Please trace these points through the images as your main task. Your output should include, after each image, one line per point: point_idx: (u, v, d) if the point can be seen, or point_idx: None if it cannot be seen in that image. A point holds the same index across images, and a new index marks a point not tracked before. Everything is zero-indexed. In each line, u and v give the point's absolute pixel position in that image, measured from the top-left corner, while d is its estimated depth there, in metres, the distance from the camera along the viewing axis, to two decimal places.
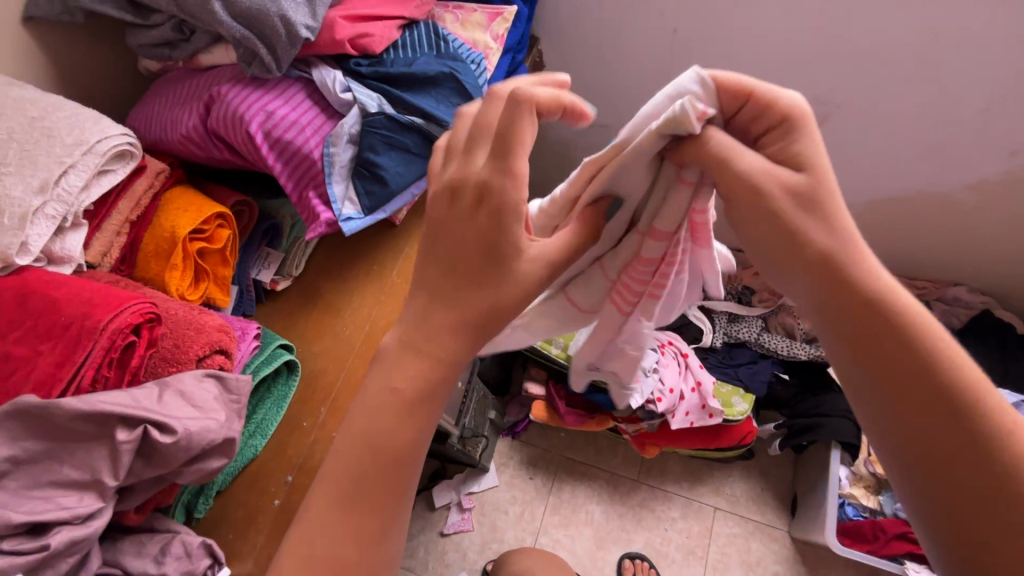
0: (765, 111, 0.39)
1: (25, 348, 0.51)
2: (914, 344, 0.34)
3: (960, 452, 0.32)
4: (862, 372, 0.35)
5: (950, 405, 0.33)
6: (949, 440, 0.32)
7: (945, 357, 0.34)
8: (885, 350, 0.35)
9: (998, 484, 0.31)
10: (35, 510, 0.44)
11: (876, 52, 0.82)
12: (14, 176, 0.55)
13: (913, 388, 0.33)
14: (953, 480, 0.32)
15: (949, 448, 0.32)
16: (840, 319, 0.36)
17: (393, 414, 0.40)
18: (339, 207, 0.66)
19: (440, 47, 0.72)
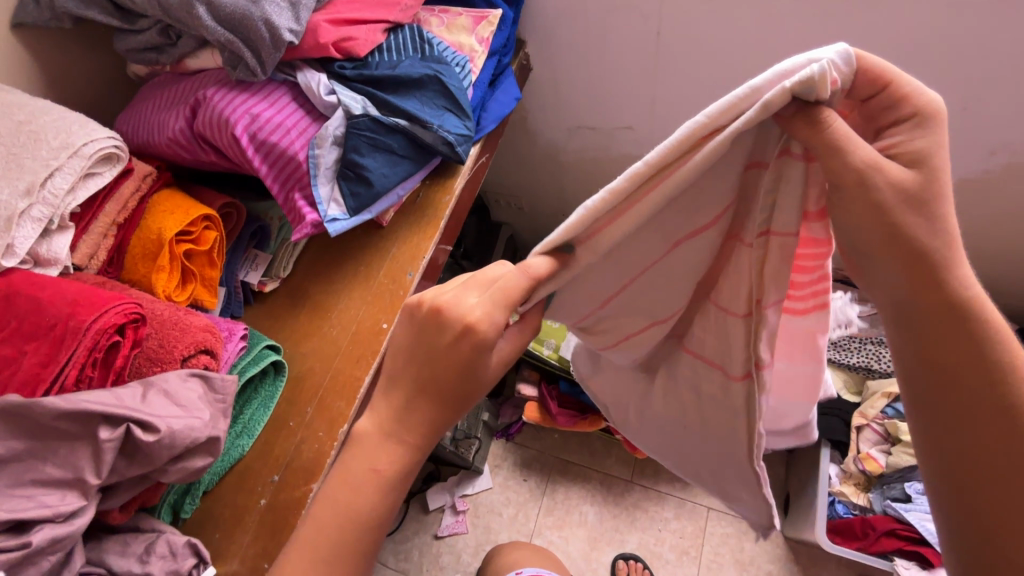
0: (900, 103, 0.39)
1: (10, 349, 0.52)
2: (982, 350, 0.38)
3: (996, 442, 0.37)
4: (924, 367, 0.40)
5: (1002, 403, 0.37)
6: (990, 433, 0.38)
7: (1007, 362, 0.38)
8: (955, 350, 0.39)
9: (1023, 472, 0.37)
10: (17, 508, 0.44)
11: (856, 53, 0.83)
12: (1, 179, 0.56)
13: (971, 385, 0.38)
14: (984, 464, 0.38)
15: (986, 440, 0.38)
16: (915, 317, 0.40)
17: (373, 491, 0.44)
18: (325, 208, 0.67)
19: (424, 50, 0.73)
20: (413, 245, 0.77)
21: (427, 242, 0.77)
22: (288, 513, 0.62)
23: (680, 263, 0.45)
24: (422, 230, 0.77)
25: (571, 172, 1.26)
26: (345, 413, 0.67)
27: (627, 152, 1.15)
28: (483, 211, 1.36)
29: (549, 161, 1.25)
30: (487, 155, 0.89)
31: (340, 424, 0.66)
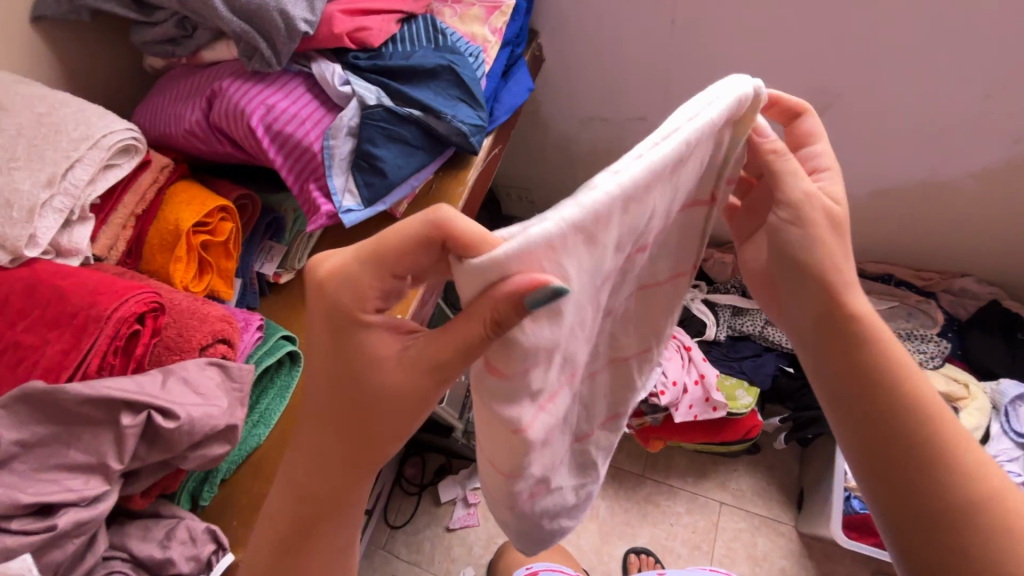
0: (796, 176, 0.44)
1: (34, 337, 0.53)
2: (878, 354, 0.45)
3: (897, 428, 0.44)
4: (843, 376, 0.46)
5: (900, 399, 0.44)
6: (892, 423, 0.44)
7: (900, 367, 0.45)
8: (861, 359, 0.45)
9: (920, 453, 0.43)
10: (42, 492, 0.45)
11: (877, 40, 0.82)
12: (23, 170, 0.56)
13: (876, 386, 0.45)
14: (895, 450, 0.44)
15: (890, 430, 0.44)
16: (834, 335, 0.47)
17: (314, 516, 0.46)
18: (339, 199, 0.67)
19: (438, 40, 0.73)
20: None
21: None
22: None
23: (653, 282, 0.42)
24: None
25: (582, 165, 1.25)
26: None
27: (640, 144, 1.14)
28: (494, 204, 1.36)
29: (561, 153, 1.24)
30: (500, 147, 0.88)
31: None
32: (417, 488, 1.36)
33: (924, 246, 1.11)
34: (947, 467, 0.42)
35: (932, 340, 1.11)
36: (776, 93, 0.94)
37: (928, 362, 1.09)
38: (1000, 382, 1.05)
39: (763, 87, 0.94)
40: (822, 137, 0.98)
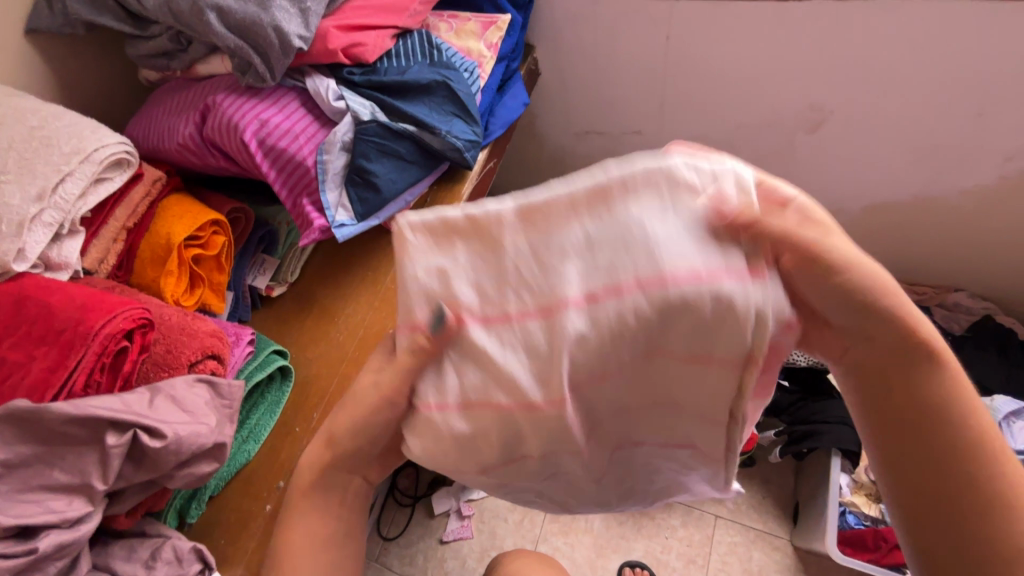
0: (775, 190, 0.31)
1: (19, 354, 0.52)
2: (932, 389, 0.31)
3: (952, 474, 0.31)
4: (879, 416, 0.33)
5: (962, 447, 0.31)
6: (949, 476, 0.31)
7: (957, 400, 0.31)
8: (912, 397, 0.32)
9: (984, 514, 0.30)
10: (24, 514, 0.44)
11: (870, 58, 0.82)
12: (13, 184, 0.56)
13: (928, 428, 0.31)
14: (952, 512, 0.30)
15: (944, 484, 0.31)
16: (883, 369, 0.32)
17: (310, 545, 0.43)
18: (332, 214, 0.67)
19: (433, 55, 0.73)
20: None
21: None
22: None
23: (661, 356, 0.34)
24: None
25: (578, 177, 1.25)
26: None
27: None
28: None
29: (556, 165, 1.25)
30: (495, 161, 0.88)
31: None
32: (410, 500, 1.35)
33: (918, 261, 1.11)
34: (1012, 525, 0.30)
35: None
36: (770, 109, 0.95)
37: None
38: (994, 398, 1.03)
39: (758, 103, 0.94)
40: (816, 152, 0.98)
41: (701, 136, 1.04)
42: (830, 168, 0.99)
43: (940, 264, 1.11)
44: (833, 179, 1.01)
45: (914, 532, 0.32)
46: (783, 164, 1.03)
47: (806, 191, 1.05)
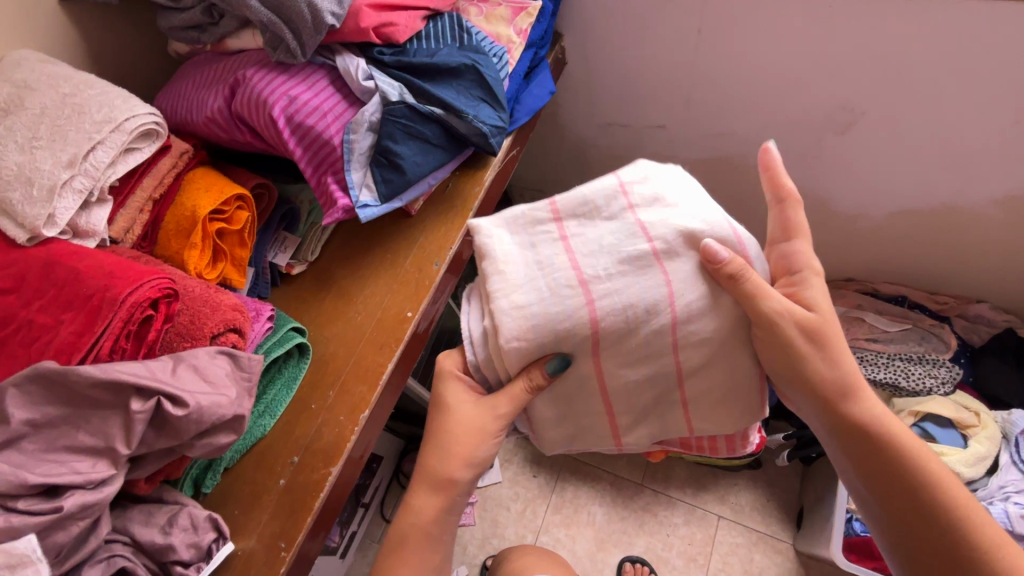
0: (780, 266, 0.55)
1: (47, 317, 0.53)
2: (894, 453, 0.49)
3: (902, 488, 0.48)
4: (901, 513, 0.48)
5: (898, 464, 0.49)
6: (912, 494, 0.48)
7: (941, 496, 0.47)
8: (871, 454, 0.50)
9: (930, 537, 0.47)
10: (50, 473, 0.45)
11: (907, 60, 0.80)
12: (47, 150, 0.58)
13: (895, 481, 0.49)
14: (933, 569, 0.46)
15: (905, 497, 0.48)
16: (844, 434, 0.51)
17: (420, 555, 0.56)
18: (356, 194, 0.67)
19: (463, 39, 0.73)
20: (441, 235, 0.77)
21: (454, 233, 0.77)
22: (306, 494, 0.62)
23: (586, 244, 0.52)
24: (450, 220, 0.77)
25: (598, 169, 1.25)
26: (366, 398, 0.67)
27: (657, 151, 1.13)
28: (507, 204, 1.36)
29: (577, 157, 1.24)
30: (519, 148, 0.88)
31: (362, 409, 0.67)
32: None
33: (940, 269, 1.10)
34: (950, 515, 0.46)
35: (944, 364, 1.10)
36: (798, 109, 0.93)
37: (939, 387, 1.08)
38: (1012, 412, 1.04)
39: (785, 102, 0.93)
40: (843, 153, 0.96)
41: (726, 133, 1.03)
42: (856, 171, 0.98)
43: (965, 276, 1.09)
44: (858, 182, 1.00)
45: (893, 532, 0.49)
46: (809, 165, 1.01)
47: (830, 194, 1.04)
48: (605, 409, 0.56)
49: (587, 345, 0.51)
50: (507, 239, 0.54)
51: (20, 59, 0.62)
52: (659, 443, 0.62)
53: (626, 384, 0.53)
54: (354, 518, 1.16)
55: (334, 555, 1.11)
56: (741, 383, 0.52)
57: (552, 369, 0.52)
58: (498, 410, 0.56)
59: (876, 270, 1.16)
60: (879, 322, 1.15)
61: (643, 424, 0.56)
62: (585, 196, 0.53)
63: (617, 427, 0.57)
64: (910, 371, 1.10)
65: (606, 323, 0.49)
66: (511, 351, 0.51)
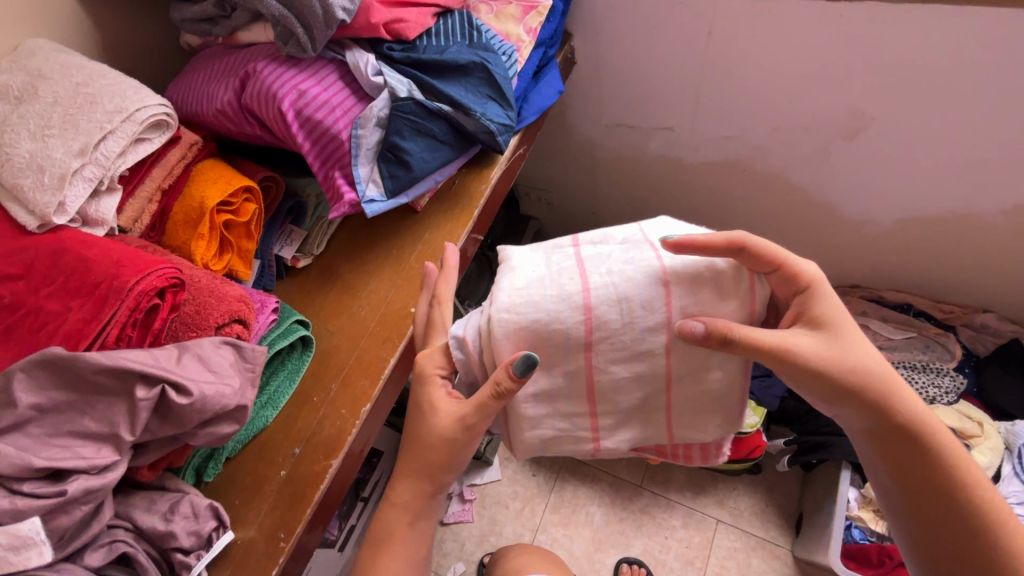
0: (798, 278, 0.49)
1: (55, 304, 0.54)
2: (933, 455, 0.48)
3: (937, 488, 0.48)
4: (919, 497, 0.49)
5: (936, 464, 0.48)
6: (947, 493, 0.48)
7: (956, 478, 0.48)
8: (912, 456, 0.48)
9: (961, 533, 0.47)
10: (55, 457, 0.45)
11: (917, 66, 0.80)
12: (58, 139, 0.58)
13: (931, 481, 0.48)
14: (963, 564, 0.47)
15: (939, 496, 0.48)
16: (884, 435, 0.49)
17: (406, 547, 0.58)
18: (363, 189, 0.67)
19: (473, 36, 0.73)
20: (446, 232, 0.77)
21: (459, 231, 0.77)
22: (306, 486, 0.63)
23: (596, 263, 0.49)
24: (456, 217, 0.78)
25: (604, 170, 1.25)
26: (368, 392, 0.68)
27: (664, 153, 1.13)
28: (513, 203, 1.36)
29: (584, 157, 1.24)
30: (526, 147, 0.88)
31: (364, 403, 0.67)
32: None
33: (946, 278, 1.09)
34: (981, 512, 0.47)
35: (948, 373, 1.11)
36: (806, 114, 0.93)
37: (942, 396, 1.09)
38: (1016, 423, 1.04)
39: (794, 106, 0.93)
40: (852, 159, 0.96)
41: (733, 136, 1.03)
42: (864, 178, 0.98)
43: (971, 286, 1.09)
44: (866, 188, 0.99)
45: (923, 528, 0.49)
46: (816, 170, 1.01)
47: (836, 200, 1.04)
48: (588, 406, 0.52)
49: (576, 344, 0.48)
50: (528, 253, 0.52)
51: (33, 48, 0.63)
52: (635, 450, 0.57)
53: (614, 381, 0.50)
54: (353, 512, 1.17)
55: (333, 548, 1.11)
56: (720, 394, 0.50)
57: (519, 371, 0.46)
58: (468, 418, 0.53)
59: (881, 277, 1.16)
60: (884, 329, 1.15)
61: (625, 427, 0.53)
62: (603, 235, 0.52)
63: (599, 428, 0.53)
64: (914, 380, 1.10)
65: (601, 331, 0.48)
66: (499, 325, 0.48)
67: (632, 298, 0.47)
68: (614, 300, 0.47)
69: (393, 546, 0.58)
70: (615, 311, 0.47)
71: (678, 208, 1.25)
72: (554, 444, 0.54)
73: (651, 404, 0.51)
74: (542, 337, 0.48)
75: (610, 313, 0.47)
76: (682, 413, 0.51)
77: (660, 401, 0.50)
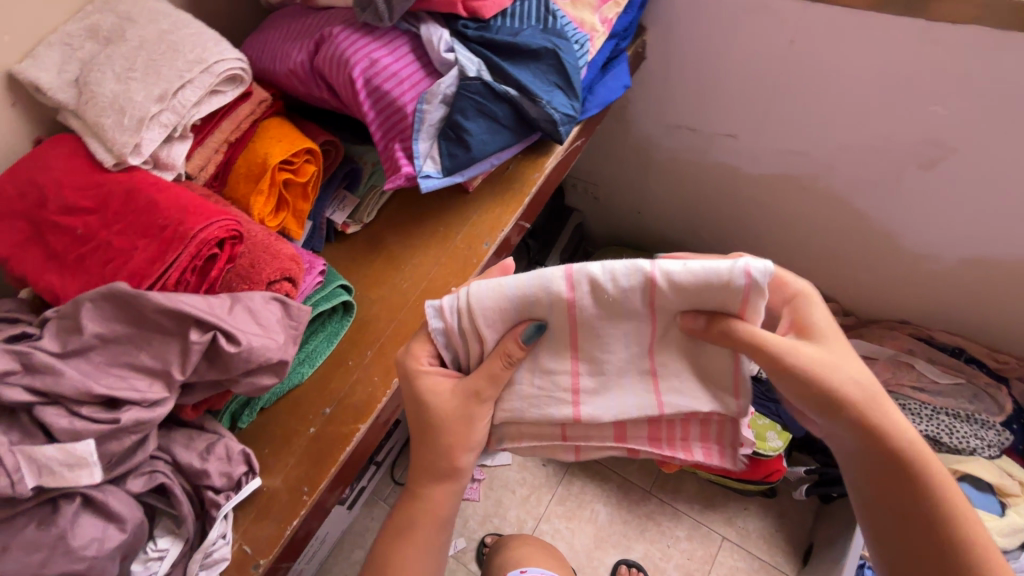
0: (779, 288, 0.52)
1: (123, 241, 0.56)
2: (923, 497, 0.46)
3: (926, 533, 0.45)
4: (911, 551, 0.46)
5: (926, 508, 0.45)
6: (934, 541, 0.45)
7: (952, 526, 0.45)
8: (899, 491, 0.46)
9: None
10: (112, 386, 0.48)
11: (1014, 100, 0.74)
12: (140, 83, 0.60)
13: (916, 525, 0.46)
14: None
15: (924, 542, 0.45)
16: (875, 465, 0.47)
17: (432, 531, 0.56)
18: (420, 164, 0.68)
19: (547, 21, 0.71)
20: (495, 216, 0.77)
21: (508, 216, 0.77)
22: (334, 445, 0.65)
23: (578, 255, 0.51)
24: (506, 202, 0.78)
25: (657, 170, 1.22)
26: None
27: (722, 161, 1.10)
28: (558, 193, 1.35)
29: (638, 155, 1.22)
30: (584, 140, 0.86)
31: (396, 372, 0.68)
32: None
33: (1007, 327, 1.03)
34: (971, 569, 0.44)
35: (993, 428, 1.05)
36: (881, 138, 0.88)
37: (983, 450, 1.04)
38: None
39: (869, 128, 0.88)
40: (925, 190, 0.91)
41: (798, 151, 0.99)
42: (934, 211, 0.93)
43: None
44: (934, 223, 0.94)
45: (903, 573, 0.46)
46: (883, 198, 0.96)
47: (900, 231, 0.99)
48: (572, 361, 0.52)
49: (562, 313, 0.50)
50: None
51: None
52: (628, 449, 0.54)
53: (597, 335, 0.51)
54: (366, 475, 1.20)
55: (344, 507, 1.15)
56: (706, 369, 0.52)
57: (527, 337, 0.50)
58: (475, 390, 0.52)
59: (935, 316, 1.10)
60: (930, 371, 1.10)
61: (609, 391, 0.52)
62: None
63: (579, 390, 0.52)
64: (955, 428, 1.06)
65: (585, 294, 0.48)
66: (476, 299, 0.50)
67: (608, 278, 0.47)
68: (591, 277, 0.48)
69: (413, 537, 0.56)
70: (595, 286, 0.48)
71: (727, 218, 1.21)
72: (532, 408, 0.53)
73: (636, 368, 0.52)
74: (526, 305, 0.49)
75: (588, 292, 0.48)
76: (663, 376, 0.52)
77: (644, 361, 0.52)
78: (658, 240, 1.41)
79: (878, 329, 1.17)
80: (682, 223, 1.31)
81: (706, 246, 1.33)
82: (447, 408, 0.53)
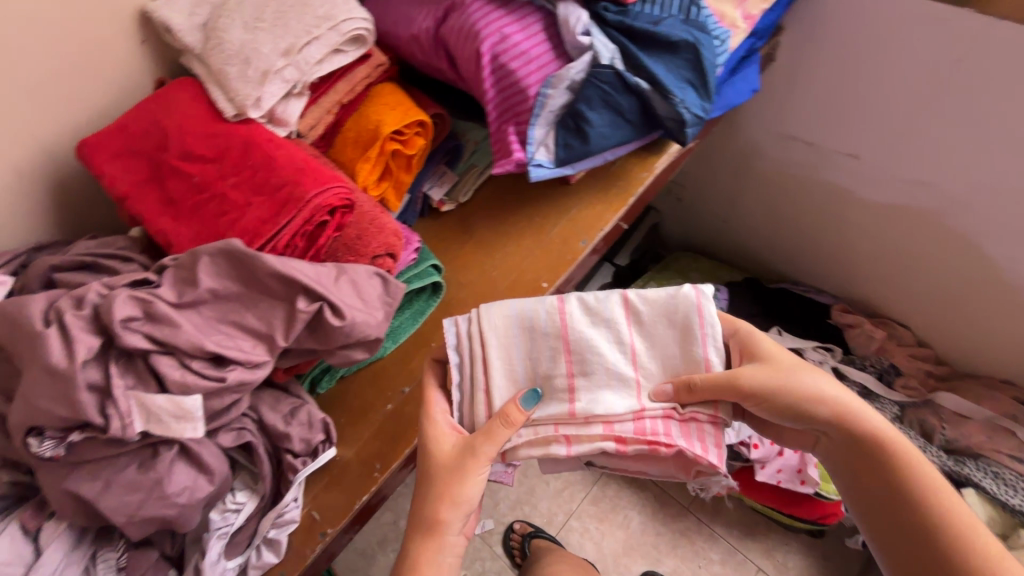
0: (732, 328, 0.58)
1: (238, 196, 0.56)
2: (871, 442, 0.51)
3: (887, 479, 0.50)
4: (887, 499, 0.50)
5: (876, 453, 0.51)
6: (895, 486, 0.50)
7: (906, 464, 0.50)
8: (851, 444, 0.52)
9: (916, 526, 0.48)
10: (222, 344, 0.48)
11: None
12: (268, 35, 0.59)
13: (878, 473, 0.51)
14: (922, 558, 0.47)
15: (887, 488, 0.50)
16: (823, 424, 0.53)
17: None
18: (533, 151, 0.64)
19: (690, 12, 0.65)
20: (596, 214, 0.73)
21: (609, 216, 0.73)
22: (409, 426, 0.64)
23: None
24: (610, 200, 0.74)
25: (755, 180, 1.14)
26: None
27: (833, 180, 1.01)
28: None
29: (736, 162, 1.14)
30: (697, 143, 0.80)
31: None
32: None
33: None
34: (930, 503, 0.48)
35: None
36: None
37: None
38: None
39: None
40: None
41: (929, 182, 0.89)
42: None
43: None
44: None
45: (880, 520, 0.50)
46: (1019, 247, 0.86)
47: None
48: (568, 405, 0.52)
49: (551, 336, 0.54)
50: None
51: None
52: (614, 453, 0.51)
53: (584, 359, 0.53)
54: None
55: None
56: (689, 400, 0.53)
57: (526, 400, 0.52)
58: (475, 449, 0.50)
59: None
60: None
61: (601, 394, 0.52)
62: None
63: (574, 396, 0.52)
64: None
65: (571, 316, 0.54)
66: (481, 314, 0.56)
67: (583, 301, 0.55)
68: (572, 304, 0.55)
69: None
70: (574, 311, 0.54)
71: (824, 241, 1.13)
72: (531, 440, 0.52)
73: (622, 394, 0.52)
74: (525, 326, 0.55)
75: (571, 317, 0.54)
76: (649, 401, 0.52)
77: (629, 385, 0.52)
78: (738, 253, 1.33)
79: (976, 385, 1.07)
80: (770, 239, 1.23)
81: (792, 267, 1.25)
82: (446, 460, 0.51)
